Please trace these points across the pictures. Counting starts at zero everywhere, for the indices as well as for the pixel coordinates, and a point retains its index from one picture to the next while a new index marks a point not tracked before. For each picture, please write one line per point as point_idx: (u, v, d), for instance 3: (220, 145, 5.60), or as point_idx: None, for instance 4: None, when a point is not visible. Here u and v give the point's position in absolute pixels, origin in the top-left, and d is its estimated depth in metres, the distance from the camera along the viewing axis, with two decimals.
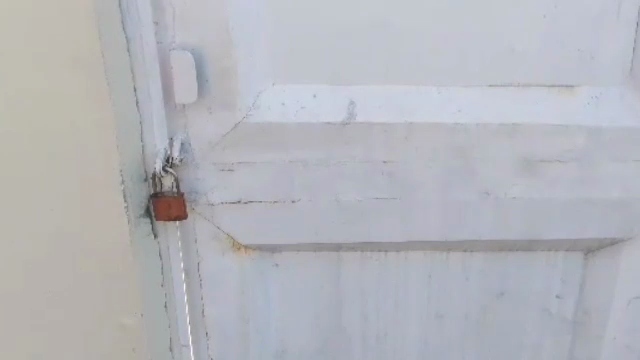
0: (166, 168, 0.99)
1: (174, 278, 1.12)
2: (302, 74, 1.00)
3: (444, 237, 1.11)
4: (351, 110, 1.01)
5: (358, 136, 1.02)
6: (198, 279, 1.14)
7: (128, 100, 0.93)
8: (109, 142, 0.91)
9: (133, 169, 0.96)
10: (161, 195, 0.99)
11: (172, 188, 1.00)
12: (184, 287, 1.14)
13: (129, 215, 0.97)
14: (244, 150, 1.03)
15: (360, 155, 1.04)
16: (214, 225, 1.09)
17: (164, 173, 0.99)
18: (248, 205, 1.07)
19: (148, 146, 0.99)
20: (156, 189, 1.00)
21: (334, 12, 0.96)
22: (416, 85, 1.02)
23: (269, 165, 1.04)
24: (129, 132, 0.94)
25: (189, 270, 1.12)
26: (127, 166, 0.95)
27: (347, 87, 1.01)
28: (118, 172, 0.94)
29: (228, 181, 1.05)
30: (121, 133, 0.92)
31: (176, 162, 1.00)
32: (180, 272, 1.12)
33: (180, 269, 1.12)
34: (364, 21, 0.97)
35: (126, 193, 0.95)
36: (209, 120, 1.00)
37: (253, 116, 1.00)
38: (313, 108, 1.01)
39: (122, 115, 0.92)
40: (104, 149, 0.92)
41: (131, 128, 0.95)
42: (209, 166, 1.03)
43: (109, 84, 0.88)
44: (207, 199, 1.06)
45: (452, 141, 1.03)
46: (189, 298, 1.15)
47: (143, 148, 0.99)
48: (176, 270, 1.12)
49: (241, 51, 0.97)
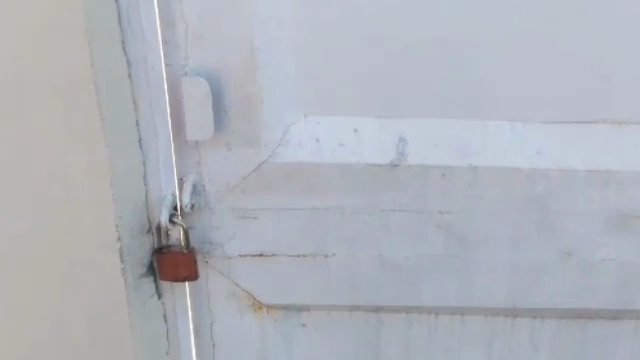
0: (173, 219, 0.80)
1: (182, 340, 0.95)
2: (344, 104, 0.81)
3: (510, 303, 0.91)
4: (402, 149, 0.82)
5: (409, 183, 0.83)
6: (211, 341, 0.96)
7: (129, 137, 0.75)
8: (103, 190, 0.73)
9: (132, 222, 0.78)
10: (166, 250, 0.81)
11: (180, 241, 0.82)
12: (193, 348, 0.96)
13: (127, 278, 0.78)
14: (269, 195, 0.85)
15: (412, 204, 0.85)
16: (231, 281, 0.92)
17: (171, 225, 0.81)
18: (271, 259, 0.90)
19: (152, 194, 0.81)
20: (161, 244, 0.82)
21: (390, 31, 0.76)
22: (482, 122, 0.82)
23: (298, 213, 0.86)
24: (130, 176, 0.77)
25: (201, 330, 0.95)
26: (126, 220, 0.76)
27: (396, 123, 0.81)
28: (115, 227, 0.75)
29: (249, 230, 0.88)
30: (119, 180, 0.74)
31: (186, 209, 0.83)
32: (189, 334, 0.95)
33: (189, 329, 0.95)
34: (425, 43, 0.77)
35: (123, 251, 0.77)
36: (227, 157, 0.82)
37: (278, 157, 0.82)
38: (354, 146, 0.82)
39: (121, 157, 0.74)
40: (99, 198, 0.74)
41: (132, 173, 0.77)
42: (226, 212, 0.86)
43: (103, 119, 0.70)
44: (223, 251, 0.90)
45: (527, 189, 0.83)
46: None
47: (147, 196, 0.81)
48: (185, 330, 0.94)
49: (268, 76, 0.78)
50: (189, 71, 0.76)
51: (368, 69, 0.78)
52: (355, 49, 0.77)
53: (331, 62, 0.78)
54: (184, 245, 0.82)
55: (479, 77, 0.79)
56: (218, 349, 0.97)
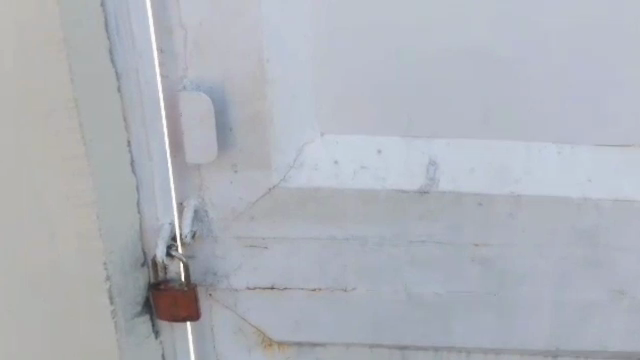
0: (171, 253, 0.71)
1: None
2: (367, 122, 0.70)
3: (551, 344, 0.81)
4: (432, 174, 0.71)
5: (440, 211, 0.73)
6: None
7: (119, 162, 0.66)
8: (88, 222, 0.64)
9: (123, 258, 0.68)
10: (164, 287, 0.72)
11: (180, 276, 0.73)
12: None
13: (119, 321, 0.69)
14: (281, 223, 0.75)
15: (442, 235, 0.75)
16: (238, 315, 0.83)
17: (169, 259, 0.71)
18: (283, 293, 0.81)
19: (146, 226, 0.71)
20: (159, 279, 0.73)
21: (421, 41, 0.66)
22: (527, 143, 0.71)
23: (313, 243, 0.76)
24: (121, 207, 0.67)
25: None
26: (116, 256, 0.67)
27: (427, 144, 0.71)
28: (103, 265, 0.66)
29: (258, 261, 0.78)
30: (106, 209, 0.65)
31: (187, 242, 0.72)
32: None
33: None
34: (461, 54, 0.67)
35: (113, 291, 0.67)
36: (233, 180, 0.72)
37: (290, 182, 0.72)
38: (377, 169, 0.71)
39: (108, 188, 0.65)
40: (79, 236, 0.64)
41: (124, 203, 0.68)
42: (232, 241, 0.77)
43: (88, 145, 0.61)
44: (229, 283, 0.80)
45: (573, 220, 0.73)
46: None
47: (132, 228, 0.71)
48: None
49: (279, 92, 0.67)
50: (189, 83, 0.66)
51: (394, 84, 0.68)
52: (379, 60, 0.67)
53: (352, 74, 0.68)
54: (184, 279, 0.73)
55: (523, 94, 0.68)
56: None
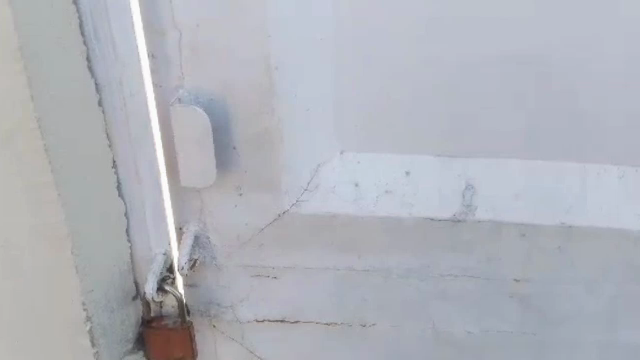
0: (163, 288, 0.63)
1: None
2: (394, 139, 0.59)
3: None
4: (468, 199, 0.61)
5: (474, 242, 0.63)
6: None
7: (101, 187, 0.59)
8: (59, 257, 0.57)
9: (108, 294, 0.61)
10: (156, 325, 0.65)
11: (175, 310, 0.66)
12: None
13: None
14: (291, 251, 0.65)
15: (476, 268, 0.65)
16: (246, 349, 0.73)
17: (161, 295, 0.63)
18: (294, 326, 0.71)
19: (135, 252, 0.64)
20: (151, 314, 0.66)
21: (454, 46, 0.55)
22: (588, 164, 0.59)
23: (328, 273, 0.67)
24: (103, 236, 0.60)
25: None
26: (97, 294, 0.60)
27: (464, 164, 0.60)
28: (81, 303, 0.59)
29: (266, 291, 0.69)
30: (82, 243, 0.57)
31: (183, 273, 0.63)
32: None
33: None
34: (504, 61, 0.55)
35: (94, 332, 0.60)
36: (237, 204, 0.63)
37: (303, 205, 0.62)
38: (405, 192, 0.61)
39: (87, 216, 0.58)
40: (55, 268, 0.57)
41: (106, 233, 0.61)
42: (236, 270, 0.67)
43: (55, 172, 0.54)
44: (234, 314, 0.71)
45: (632, 253, 0.62)
46: None
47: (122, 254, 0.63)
48: None
49: (289, 103, 0.58)
50: (185, 92, 0.57)
51: (423, 97, 0.57)
52: (405, 69, 0.56)
53: (373, 85, 0.57)
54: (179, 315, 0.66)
55: (579, 110, 0.57)
56: None
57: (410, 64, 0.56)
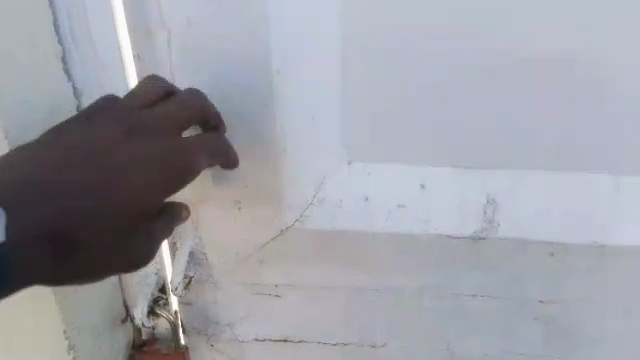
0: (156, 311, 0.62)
1: None
2: (408, 150, 0.54)
3: None
4: (489, 215, 0.56)
5: (495, 260, 0.58)
6: None
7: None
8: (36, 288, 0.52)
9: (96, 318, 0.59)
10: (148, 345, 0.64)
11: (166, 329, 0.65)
12: None
13: None
14: (296, 270, 0.60)
15: (497, 289, 0.59)
16: None
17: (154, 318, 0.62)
18: (299, 346, 0.66)
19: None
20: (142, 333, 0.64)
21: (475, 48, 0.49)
22: (627, 180, 0.52)
23: (334, 292, 0.61)
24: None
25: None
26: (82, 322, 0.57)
27: (487, 178, 0.54)
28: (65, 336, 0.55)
29: (268, 311, 0.64)
30: None
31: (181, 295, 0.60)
32: None
33: None
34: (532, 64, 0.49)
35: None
36: (237, 219, 0.57)
37: (307, 221, 0.57)
38: (419, 208, 0.56)
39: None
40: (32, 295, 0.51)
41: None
42: (236, 288, 0.62)
43: None
44: (234, 332, 0.66)
45: None
46: None
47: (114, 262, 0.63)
48: None
49: (291, 110, 0.52)
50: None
51: (438, 104, 0.52)
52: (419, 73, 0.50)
53: (384, 91, 0.51)
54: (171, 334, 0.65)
55: (616, 121, 0.50)
56: None
57: (424, 67, 0.50)
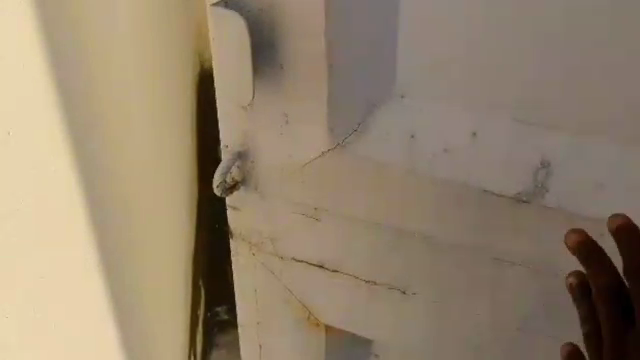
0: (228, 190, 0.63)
1: (242, 317, 0.77)
2: (463, 92, 0.51)
3: None
4: (539, 180, 0.51)
5: (539, 229, 0.54)
6: (258, 341, 0.78)
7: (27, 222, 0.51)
8: None
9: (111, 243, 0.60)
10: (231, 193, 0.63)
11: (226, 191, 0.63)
12: (242, 340, 0.80)
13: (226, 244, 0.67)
14: (334, 195, 0.60)
15: (535, 258, 0.55)
16: (283, 283, 0.71)
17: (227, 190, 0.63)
18: (331, 275, 0.67)
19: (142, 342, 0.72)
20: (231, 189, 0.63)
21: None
22: None
23: (368, 226, 0.61)
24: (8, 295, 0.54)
25: (248, 324, 0.77)
26: None
27: (541, 138, 0.50)
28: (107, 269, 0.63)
29: (305, 232, 0.65)
30: None
31: (228, 193, 0.63)
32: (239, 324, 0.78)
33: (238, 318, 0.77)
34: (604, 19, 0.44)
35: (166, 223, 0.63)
36: (282, 133, 0.58)
37: (352, 146, 0.56)
38: (465, 156, 0.53)
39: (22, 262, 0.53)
40: None
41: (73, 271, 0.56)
42: (279, 202, 0.64)
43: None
44: (273, 247, 0.68)
45: None
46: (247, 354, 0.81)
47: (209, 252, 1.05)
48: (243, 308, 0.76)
49: (346, 27, 0.51)
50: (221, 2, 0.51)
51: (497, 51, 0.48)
52: (481, 13, 0.47)
53: (444, 25, 0.48)
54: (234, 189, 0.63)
55: None
56: (264, 352, 0.79)
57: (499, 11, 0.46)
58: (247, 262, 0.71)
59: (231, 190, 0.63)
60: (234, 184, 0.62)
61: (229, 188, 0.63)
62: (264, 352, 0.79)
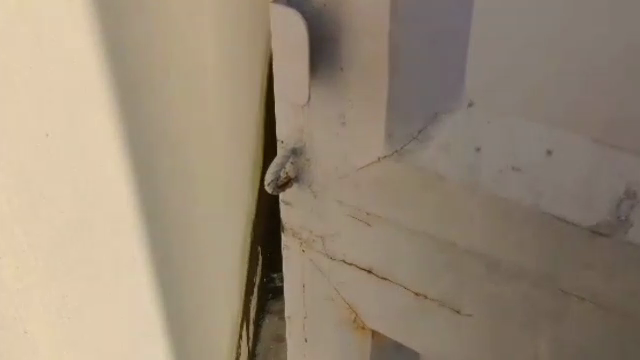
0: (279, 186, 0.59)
1: (288, 312, 0.75)
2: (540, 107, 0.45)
3: None
4: (619, 210, 0.46)
5: (615, 264, 0.48)
6: (303, 338, 0.76)
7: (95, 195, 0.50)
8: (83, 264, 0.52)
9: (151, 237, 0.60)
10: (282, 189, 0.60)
11: (278, 187, 0.59)
12: (287, 334, 0.78)
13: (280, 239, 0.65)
14: (388, 203, 0.56)
15: (607, 295, 0.50)
16: (331, 284, 0.68)
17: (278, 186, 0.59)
18: (381, 282, 0.64)
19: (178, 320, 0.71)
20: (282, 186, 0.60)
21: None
22: None
23: (423, 240, 0.56)
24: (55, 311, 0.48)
25: (293, 318, 0.75)
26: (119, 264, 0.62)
27: (627, 165, 0.45)
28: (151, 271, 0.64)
29: (356, 237, 0.61)
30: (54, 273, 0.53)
31: (279, 191, 0.60)
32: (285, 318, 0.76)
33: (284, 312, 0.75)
34: None
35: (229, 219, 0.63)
36: (339, 133, 0.54)
37: (411, 155, 0.52)
38: (538, 176, 0.48)
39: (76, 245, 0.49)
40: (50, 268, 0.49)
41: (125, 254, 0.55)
42: (331, 203, 0.60)
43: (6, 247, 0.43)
44: (323, 247, 0.65)
45: None
46: (291, 348, 0.79)
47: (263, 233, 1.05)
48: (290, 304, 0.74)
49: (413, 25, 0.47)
50: None
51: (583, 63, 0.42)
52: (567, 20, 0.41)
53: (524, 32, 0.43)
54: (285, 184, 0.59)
55: None
56: (309, 349, 0.77)
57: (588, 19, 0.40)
58: (296, 259, 0.69)
59: (282, 186, 0.59)
60: (285, 180, 0.59)
61: (280, 184, 0.59)
62: (309, 349, 0.77)
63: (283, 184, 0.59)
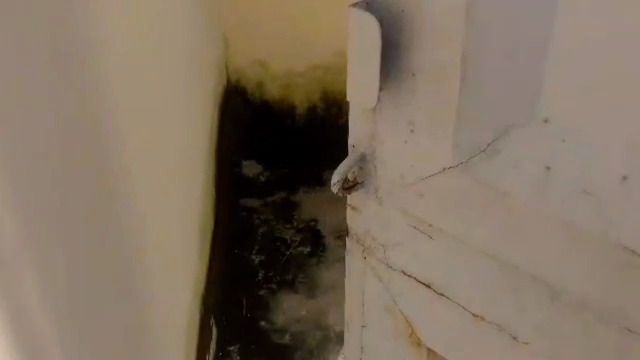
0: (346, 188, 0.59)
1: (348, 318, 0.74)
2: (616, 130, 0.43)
3: None
4: None
5: None
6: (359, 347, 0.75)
7: (67, 215, 0.54)
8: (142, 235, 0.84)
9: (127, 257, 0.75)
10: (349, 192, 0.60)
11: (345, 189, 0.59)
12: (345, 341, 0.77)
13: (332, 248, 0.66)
14: (452, 216, 0.55)
15: None
16: (390, 295, 0.67)
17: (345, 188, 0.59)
18: (439, 298, 0.62)
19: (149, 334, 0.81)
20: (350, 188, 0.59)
21: None
22: None
23: (485, 258, 0.54)
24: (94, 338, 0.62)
25: (351, 324, 0.75)
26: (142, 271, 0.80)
27: None
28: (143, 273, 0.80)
29: (417, 249, 0.60)
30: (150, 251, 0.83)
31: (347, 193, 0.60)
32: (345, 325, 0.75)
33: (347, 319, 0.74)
34: None
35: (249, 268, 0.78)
36: (408, 141, 0.54)
37: (478, 167, 0.50)
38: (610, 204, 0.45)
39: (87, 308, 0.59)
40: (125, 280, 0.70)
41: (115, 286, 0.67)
42: (394, 211, 0.60)
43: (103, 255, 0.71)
44: (384, 256, 0.64)
45: None
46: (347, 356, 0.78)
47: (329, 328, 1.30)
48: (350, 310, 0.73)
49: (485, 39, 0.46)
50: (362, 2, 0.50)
51: None
52: None
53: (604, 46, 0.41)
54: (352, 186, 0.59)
55: None
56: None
57: None
58: (356, 265, 0.68)
59: (349, 187, 0.59)
60: (351, 182, 0.59)
61: (347, 185, 0.59)
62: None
63: (349, 185, 0.59)
